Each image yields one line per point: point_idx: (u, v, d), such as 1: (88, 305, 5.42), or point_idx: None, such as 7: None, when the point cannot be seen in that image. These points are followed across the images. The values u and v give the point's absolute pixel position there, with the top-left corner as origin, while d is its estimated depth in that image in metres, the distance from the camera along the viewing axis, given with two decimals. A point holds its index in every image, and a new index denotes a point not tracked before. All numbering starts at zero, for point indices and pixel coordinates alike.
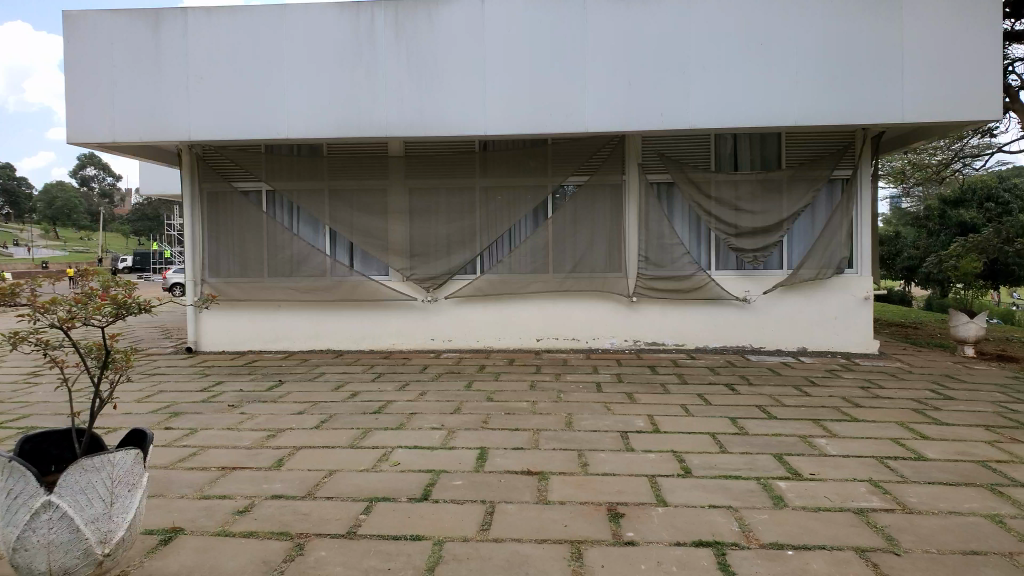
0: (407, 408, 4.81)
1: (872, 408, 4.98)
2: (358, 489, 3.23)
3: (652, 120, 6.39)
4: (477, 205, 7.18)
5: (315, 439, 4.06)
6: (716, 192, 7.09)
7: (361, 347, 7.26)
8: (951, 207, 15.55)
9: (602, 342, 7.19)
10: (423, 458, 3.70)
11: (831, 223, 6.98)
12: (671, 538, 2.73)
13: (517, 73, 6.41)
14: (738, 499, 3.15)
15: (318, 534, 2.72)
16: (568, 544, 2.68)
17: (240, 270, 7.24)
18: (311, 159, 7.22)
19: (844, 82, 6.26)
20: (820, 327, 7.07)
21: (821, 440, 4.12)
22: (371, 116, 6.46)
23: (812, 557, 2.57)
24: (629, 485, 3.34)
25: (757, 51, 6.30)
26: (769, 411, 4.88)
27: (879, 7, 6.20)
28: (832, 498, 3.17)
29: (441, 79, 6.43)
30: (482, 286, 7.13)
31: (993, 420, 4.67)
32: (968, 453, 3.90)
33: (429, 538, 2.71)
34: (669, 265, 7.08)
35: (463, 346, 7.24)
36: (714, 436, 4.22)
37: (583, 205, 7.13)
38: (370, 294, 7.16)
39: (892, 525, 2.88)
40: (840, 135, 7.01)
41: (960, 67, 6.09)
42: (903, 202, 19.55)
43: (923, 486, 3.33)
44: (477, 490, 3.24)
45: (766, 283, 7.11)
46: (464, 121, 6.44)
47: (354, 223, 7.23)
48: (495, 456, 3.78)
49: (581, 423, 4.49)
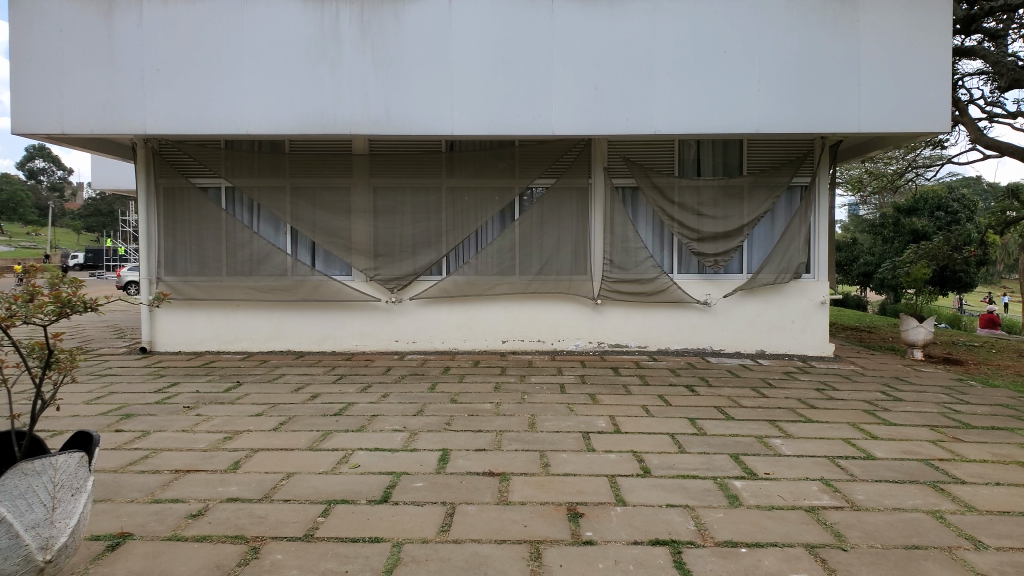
0: (368, 410, 4.77)
1: (826, 409, 5.09)
2: (317, 491, 3.20)
3: (618, 125, 6.44)
4: (443, 206, 7.16)
5: (273, 441, 4.00)
6: (680, 197, 7.17)
7: (323, 348, 7.19)
8: (904, 215, 15.95)
9: (567, 344, 7.23)
10: (383, 461, 3.67)
11: (790, 229, 7.12)
12: (629, 537, 2.75)
13: (484, 75, 6.41)
14: (696, 498, 3.19)
15: (274, 537, 2.69)
16: (527, 544, 2.69)
17: (198, 269, 7.11)
18: (273, 156, 7.11)
19: (805, 91, 6.38)
20: (779, 331, 7.20)
21: (776, 440, 4.20)
22: (335, 114, 6.41)
23: (764, 554, 2.61)
24: (589, 485, 3.36)
25: (721, 59, 6.40)
26: (727, 412, 4.96)
27: (839, 19, 6.34)
28: (786, 497, 3.23)
29: (408, 77, 6.40)
30: (448, 288, 7.11)
31: (939, 420, 4.80)
32: (914, 452, 4.01)
33: (388, 540, 2.69)
34: (633, 267, 7.13)
35: (427, 348, 7.22)
36: (674, 436, 4.27)
37: (549, 206, 7.15)
38: (333, 293, 7.09)
39: (841, 521, 2.94)
40: (799, 144, 7.16)
41: (914, 83, 6.29)
42: (861, 210, 20.06)
43: (871, 485, 3.41)
44: (437, 492, 3.23)
45: (727, 287, 7.21)
46: (431, 120, 6.42)
47: (316, 222, 7.14)
48: (458, 457, 3.77)
49: (544, 423, 4.52)
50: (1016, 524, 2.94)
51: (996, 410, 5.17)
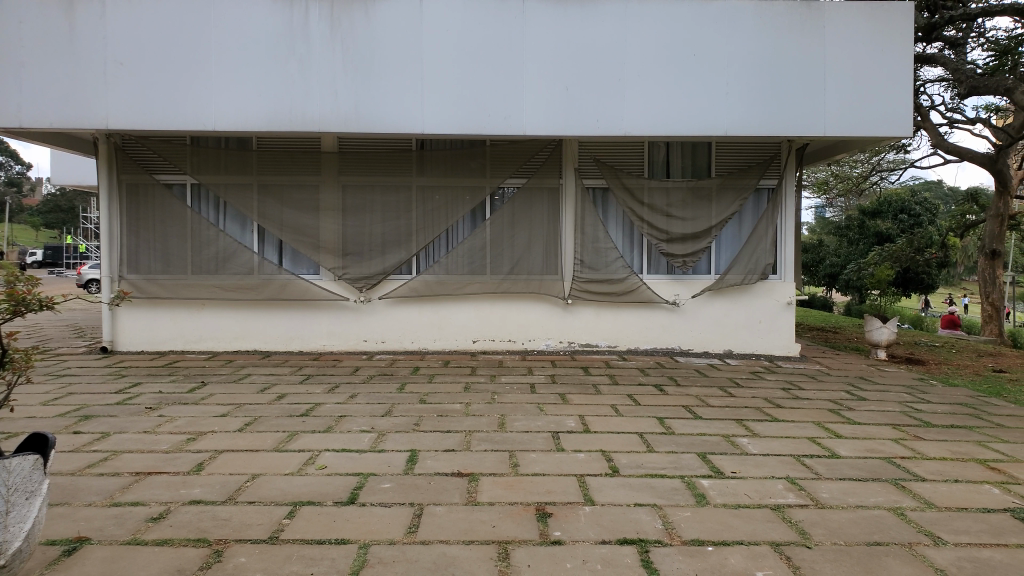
0: (336, 411, 4.73)
1: (792, 408, 5.16)
2: (283, 493, 3.16)
3: (589, 125, 6.46)
4: (414, 204, 7.12)
5: (238, 442, 3.95)
6: (649, 198, 7.22)
7: (291, 347, 7.11)
8: (869, 218, 16.25)
9: (538, 344, 7.24)
10: (350, 462, 3.64)
11: (757, 230, 7.21)
12: (597, 536, 2.76)
13: (455, 74, 6.39)
14: (663, 497, 3.21)
15: (238, 540, 2.65)
16: (495, 544, 2.68)
17: (162, 267, 6.99)
18: (240, 153, 7.01)
19: (773, 94, 6.47)
20: (746, 331, 7.29)
21: (743, 439, 4.24)
22: (304, 111, 6.35)
23: (731, 553, 2.64)
24: (558, 485, 3.36)
25: (690, 61, 6.45)
26: (695, 411, 5.00)
27: (806, 25, 6.44)
28: (752, 496, 3.26)
29: (378, 74, 6.35)
30: (418, 287, 7.07)
31: (901, 419, 4.89)
32: (878, 450, 4.08)
33: (355, 541, 2.67)
34: (603, 267, 7.16)
35: (397, 348, 7.17)
36: (643, 436, 4.30)
37: (520, 206, 7.15)
38: (301, 292, 7.02)
39: (805, 519, 2.98)
40: (767, 147, 7.26)
41: (878, 88, 6.42)
42: (827, 212, 20.41)
43: (836, 483, 3.47)
44: (405, 493, 3.21)
45: (695, 287, 7.28)
46: (402, 118, 6.38)
47: (284, 220, 7.05)
48: (426, 458, 3.75)
49: (513, 424, 4.51)
50: (974, 520, 3.01)
51: (956, 409, 5.28)
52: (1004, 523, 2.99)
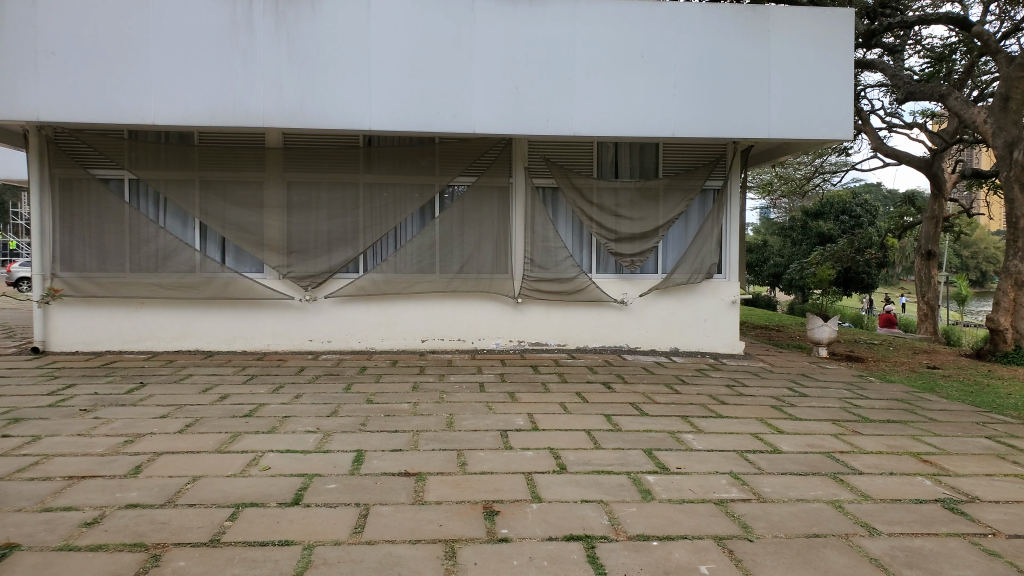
0: (280, 411, 4.65)
1: (736, 405, 5.28)
2: (225, 495, 3.09)
3: (539, 125, 6.50)
4: (361, 201, 7.04)
5: (178, 444, 3.86)
6: (598, 197, 7.30)
7: (234, 347, 6.97)
8: (812, 219, 16.70)
9: (487, 343, 7.25)
10: (295, 463, 3.59)
11: (703, 230, 7.36)
12: (544, 533, 2.78)
13: (403, 71, 6.34)
14: (610, 493, 3.26)
15: (177, 543, 2.59)
16: (442, 543, 2.68)
17: (97, 265, 6.76)
18: (181, 148, 6.83)
19: (718, 97, 6.61)
20: (692, 329, 7.44)
21: (688, 436, 4.32)
22: (247, 106, 6.22)
23: (675, 547, 2.68)
24: (506, 483, 3.37)
25: (638, 62, 6.54)
26: (642, 408, 5.07)
27: (751, 29, 6.59)
28: (697, 491, 3.33)
29: (324, 69, 6.26)
30: (365, 286, 7.00)
31: (840, 415, 5.05)
32: (817, 445, 4.20)
33: (299, 542, 2.63)
34: (553, 267, 7.21)
35: (343, 348, 7.09)
36: (590, 433, 4.34)
37: (470, 205, 7.14)
38: (245, 291, 6.89)
39: (747, 513, 3.06)
40: (712, 148, 7.41)
41: (819, 92, 6.63)
42: (772, 212, 20.92)
43: (777, 477, 3.56)
44: (351, 494, 3.17)
45: (643, 286, 7.38)
46: (350, 113, 6.31)
47: (227, 217, 6.90)
48: (372, 458, 3.72)
49: (461, 423, 4.51)
50: (907, 511, 3.13)
51: (892, 405, 5.48)
52: (935, 513, 3.11)
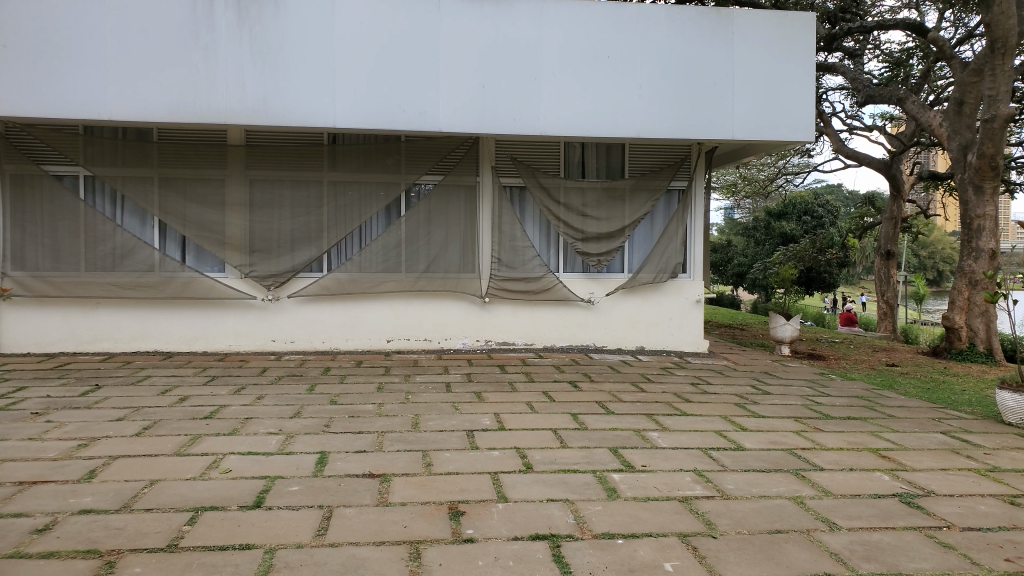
0: (242, 413, 4.58)
1: (701, 403, 5.33)
2: (184, 499, 3.03)
3: (505, 124, 6.48)
4: (325, 200, 6.96)
5: (135, 447, 3.77)
6: (565, 197, 7.31)
7: (194, 348, 6.84)
8: (774, 219, 16.95)
9: (454, 343, 7.22)
10: (256, 465, 3.53)
11: (668, 230, 7.42)
12: (509, 533, 2.77)
13: (369, 69, 6.28)
14: (575, 492, 3.26)
15: (133, 549, 2.53)
16: (407, 545, 2.65)
17: (51, 263, 6.58)
18: (139, 144, 6.67)
19: (683, 98, 6.66)
20: (658, 328, 7.50)
21: (653, 434, 4.35)
22: (208, 103, 6.11)
23: (640, 545, 2.69)
24: (471, 483, 3.36)
25: (604, 63, 6.56)
26: (608, 407, 5.09)
27: (716, 31, 6.66)
28: (662, 488, 3.34)
29: (287, 66, 6.18)
30: (330, 286, 6.93)
31: (802, 412, 5.13)
32: (780, 442, 4.26)
33: (260, 546, 2.59)
34: (520, 266, 7.21)
35: (307, 348, 7.00)
36: (556, 432, 4.35)
37: (436, 204, 7.10)
38: (206, 291, 6.77)
39: (712, 510, 3.08)
40: (677, 149, 7.48)
41: (781, 96, 6.74)
42: (736, 212, 21.22)
43: (741, 474, 3.60)
44: (314, 496, 3.13)
45: (609, 286, 7.42)
46: (313, 110, 6.23)
47: (187, 216, 6.76)
48: (336, 459, 3.67)
49: (427, 423, 4.48)
50: (866, 506, 3.18)
51: (853, 402, 5.58)
52: (893, 508, 3.17)
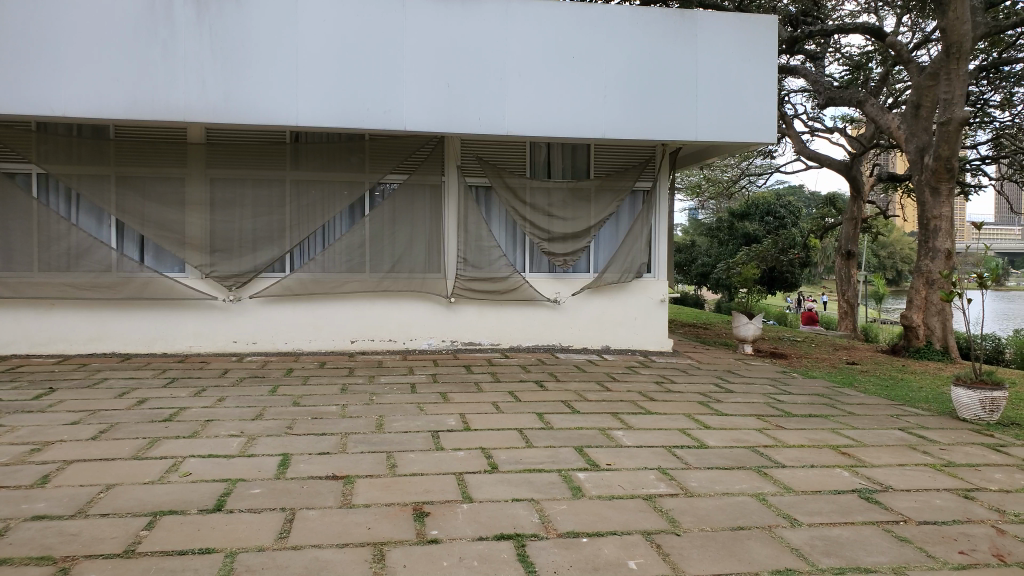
0: (202, 415, 4.51)
1: (665, 401, 5.39)
2: (141, 503, 2.97)
3: (471, 124, 6.48)
4: (287, 199, 6.88)
5: (91, 451, 3.69)
6: (531, 197, 7.33)
7: (153, 349, 6.71)
8: (738, 219, 17.19)
9: (419, 343, 7.19)
10: (217, 468, 3.48)
11: (633, 231, 7.49)
12: (475, 533, 2.77)
13: (333, 67, 6.23)
14: (541, 491, 3.27)
15: (89, 555, 2.48)
16: (371, 546, 2.64)
17: (3, 263, 6.41)
18: (95, 141, 6.52)
19: (648, 99, 6.72)
20: (623, 327, 7.56)
21: (618, 432, 4.38)
22: (166, 100, 6.00)
23: (604, 543, 2.71)
24: (436, 484, 3.35)
25: (570, 63, 6.60)
26: (574, 406, 5.12)
27: (680, 34, 6.74)
28: (626, 487, 3.37)
29: (250, 64, 6.10)
30: (292, 286, 6.86)
31: (763, 410, 5.21)
32: (742, 440, 4.32)
33: (221, 550, 2.55)
34: (485, 266, 7.21)
35: (269, 349, 6.92)
36: (522, 431, 4.36)
37: (401, 203, 7.07)
38: (165, 291, 6.65)
39: (675, 508, 3.12)
40: (642, 150, 7.55)
41: (744, 99, 6.84)
42: (700, 213, 21.49)
43: (704, 472, 3.64)
44: (277, 498, 3.10)
45: (575, 286, 7.45)
46: (276, 109, 6.15)
47: (146, 215, 6.63)
48: (299, 461, 3.64)
49: (391, 424, 4.45)
50: (825, 502, 3.25)
51: (813, 399, 5.69)
52: (852, 503, 3.24)
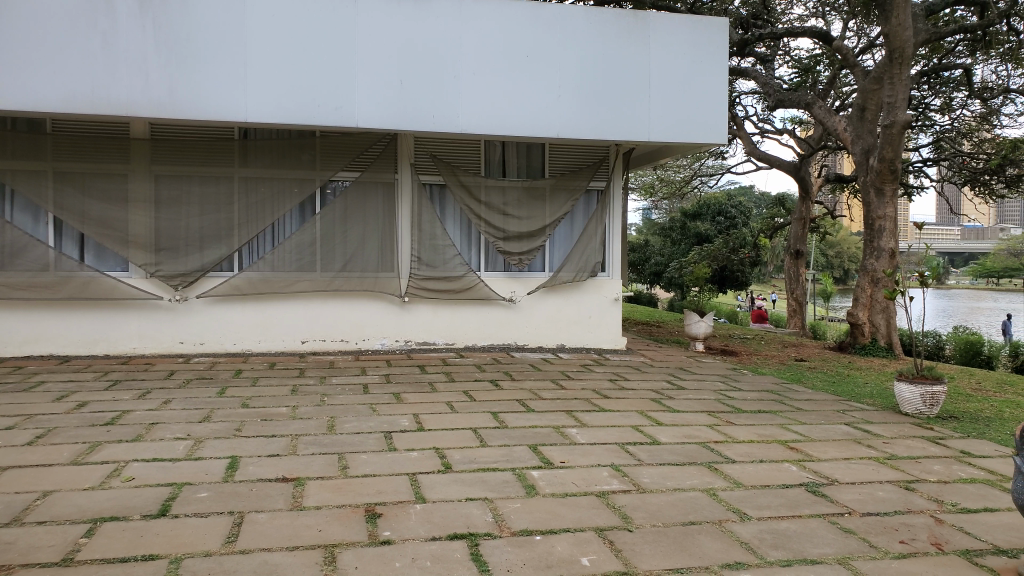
0: (146, 418, 4.39)
1: (618, 399, 5.44)
2: (81, 510, 2.88)
3: (425, 122, 6.43)
4: (236, 197, 6.75)
5: (27, 457, 3.56)
6: (486, 196, 7.32)
7: (94, 351, 6.51)
8: (689, 220, 17.46)
9: (372, 343, 7.12)
10: (161, 472, 3.39)
11: (588, 230, 7.54)
12: (428, 533, 2.76)
13: (283, 63, 6.13)
14: (494, 490, 3.26)
15: (24, 564, 2.39)
16: (322, 548, 2.60)
17: None
18: (31, 135, 6.30)
19: (601, 99, 6.78)
20: (578, 326, 7.61)
21: (572, 430, 4.41)
22: (108, 94, 5.82)
23: (557, 541, 2.72)
24: (388, 485, 3.32)
25: (524, 63, 6.61)
26: (528, 404, 5.13)
27: (634, 35, 6.81)
28: (579, 484, 3.39)
29: (197, 58, 5.96)
30: (241, 285, 6.73)
31: (715, 406, 5.30)
32: (694, 436, 4.38)
33: (165, 556, 2.48)
34: (440, 265, 7.18)
35: (217, 350, 6.76)
36: (475, 431, 4.34)
37: (353, 202, 6.99)
38: (107, 291, 6.46)
39: (627, 504, 3.14)
40: (596, 150, 7.60)
41: (696, 100, 6.94)
42: (652, 212, 21.78)
43: (656, 468, 3.68)
44: (224, 502, 3.03)
45: (530, 285, 7.47)
46: (225, 105, 6.02)
47: (87, 212, 6.43)
48: (247, 464, 3.57)
49: (343, 425, 4.40)
50: (774, 496, 3.31)
51: (763, 396, 5.80)
52: (799, 497, 3.31)
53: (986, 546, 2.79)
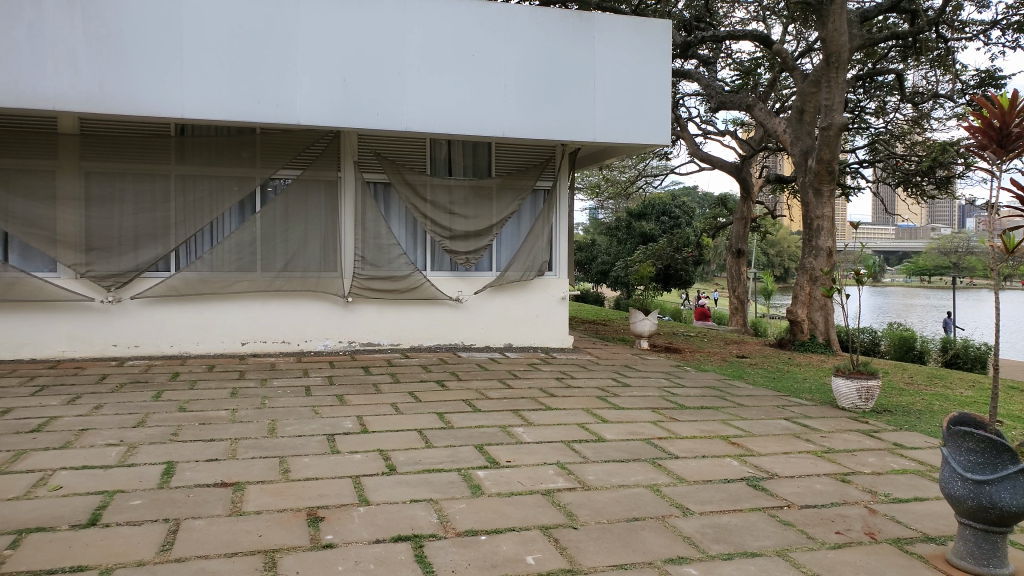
0: (76, 424, 4.22)
1: (564, 397, 5.47)
2: (4, 521, 2.75)
3: (369, 120, 6.35)
4: (172, 194, 6.55)
5: None
6: (432, 195, 7.27)
7: (21, 355, 6.24)
8: (635, 219, 17.67)
9: (315, 344, 7.01)
10: (91, 480, 3.26)
11: (535, 229, 7.57)
12: (372, 536, 2.72)
13: (221, 58, 5.97)
14: (439, 491, 3.24)
15: None
16: (262, 554, 2.54)
17: None
18: None
19: (547, 99, 6.80)
20: (524, 325, 7.62)
21: (519, 429, 4.41)
22: (33, 86, 5.58)
23: (503, 540, 2.72)
24: (331, 488, 3.26)
25: (469, 62, 6.59)
26: (475, 404, 5.11)
27: (579, 36, 6.86)
28: (525, 483, 3.39)
29: (129, 52, 5.77)
30: (178, 286, 6.54)
31: (659, 403, 5.38)
32: (638, 433, 4.43)
33: (96, 567, 2.39)
34: (385, 265, 7.10)
35: (153, 353, 6.56)
36: (421, 432, 4.31)
37: (294, 200, 6.87)
38: (33, 292, 6.20)
39: (572, 502, 3.15)
40: (542, 149, 7.63)
41: (640, 100, 7.02)
42: (598, 212, 21.97)
43: (601, 465, 3.71)
44: (159, 509, 2.94)
45: (476, 284, 7.45)
46: (160, 101, 5.85)
47: (11, 210, 6.15)
48: (184, 469, 3.46)
49: (285, 428, 4.31)
50: (715, 490, 3.37)
51: (705, 392, 5.91)
52: (740, 491, 3.38)
53: (916, 534, 2.89)
